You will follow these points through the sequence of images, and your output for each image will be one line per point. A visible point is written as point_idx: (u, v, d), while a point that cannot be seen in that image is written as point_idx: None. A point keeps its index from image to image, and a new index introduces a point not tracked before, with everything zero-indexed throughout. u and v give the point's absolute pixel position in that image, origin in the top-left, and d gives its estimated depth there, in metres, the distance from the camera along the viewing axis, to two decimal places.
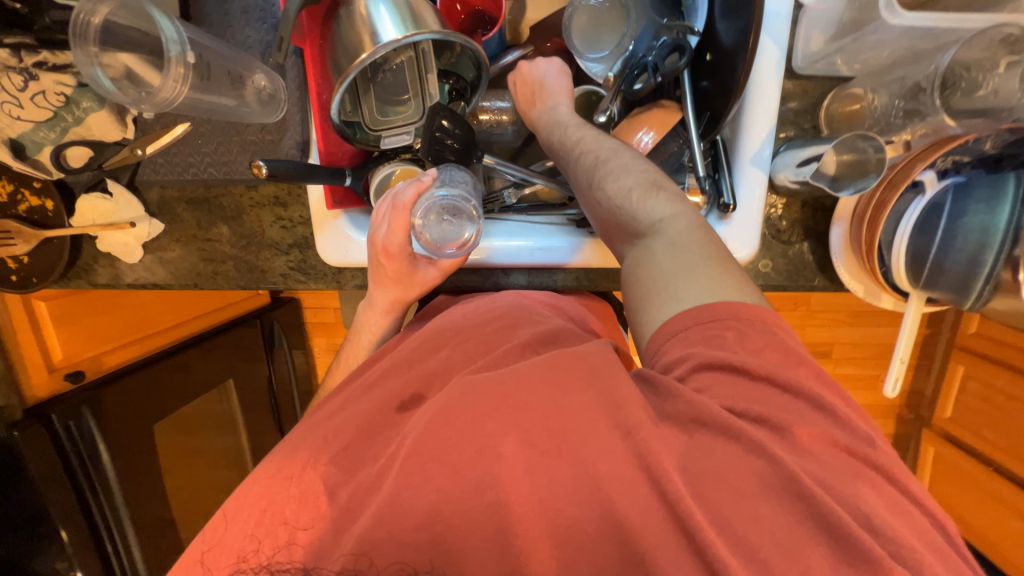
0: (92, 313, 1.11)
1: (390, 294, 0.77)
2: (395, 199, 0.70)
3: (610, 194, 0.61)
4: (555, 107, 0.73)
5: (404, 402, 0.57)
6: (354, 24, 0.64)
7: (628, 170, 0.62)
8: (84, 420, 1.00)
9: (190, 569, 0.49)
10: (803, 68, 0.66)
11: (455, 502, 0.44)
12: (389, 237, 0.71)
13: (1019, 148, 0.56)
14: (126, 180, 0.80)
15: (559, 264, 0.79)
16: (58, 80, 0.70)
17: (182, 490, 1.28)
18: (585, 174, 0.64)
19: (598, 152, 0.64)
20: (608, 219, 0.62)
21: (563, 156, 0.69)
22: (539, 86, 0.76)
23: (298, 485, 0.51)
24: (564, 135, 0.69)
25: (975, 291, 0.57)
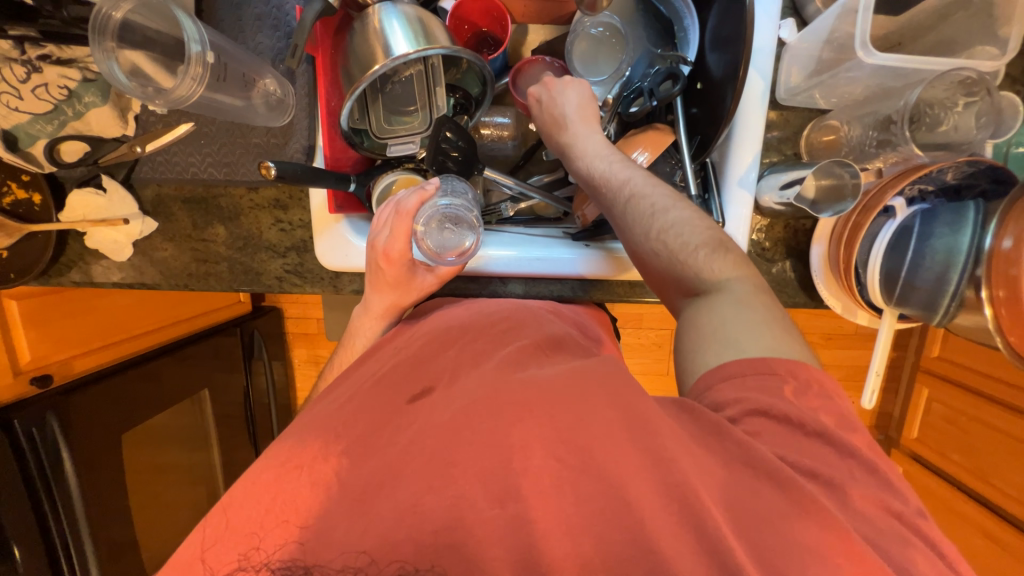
0: (67, 314, 1.07)
1: (386, 299, 0.76)
2: (399, 204, 0.72)
3: (673, 249, 0.62)
4: (596, 144, 0.72)
5: (414, 394, 0.60)
6: (367, 36, 0.66)
7: (689, 224, 0.63)
8: (49, 427, 0.95)
9: (189, 567, 0.48)
10: (786, 99, 0.72)
11: (473, 505, 0.47)
12: (391, 243, 0.72)
13: (976, 179, 0.62)
14: (122, 177, 0.79)
15: (558, 275, 0.81)
16: (61, 74, 0.71)
17: (146, 507, 1.21)
18: (644, 224, 0.64)
19: (657, 202, 0.64)
20: (666, 271, 0.63)
21: (612, 199, 0.67)
22: (572, 116, 0.74)
23: (307, 476, 0.52)
24: (614, 176, 0.68)
25: (942, 307, 0.61)
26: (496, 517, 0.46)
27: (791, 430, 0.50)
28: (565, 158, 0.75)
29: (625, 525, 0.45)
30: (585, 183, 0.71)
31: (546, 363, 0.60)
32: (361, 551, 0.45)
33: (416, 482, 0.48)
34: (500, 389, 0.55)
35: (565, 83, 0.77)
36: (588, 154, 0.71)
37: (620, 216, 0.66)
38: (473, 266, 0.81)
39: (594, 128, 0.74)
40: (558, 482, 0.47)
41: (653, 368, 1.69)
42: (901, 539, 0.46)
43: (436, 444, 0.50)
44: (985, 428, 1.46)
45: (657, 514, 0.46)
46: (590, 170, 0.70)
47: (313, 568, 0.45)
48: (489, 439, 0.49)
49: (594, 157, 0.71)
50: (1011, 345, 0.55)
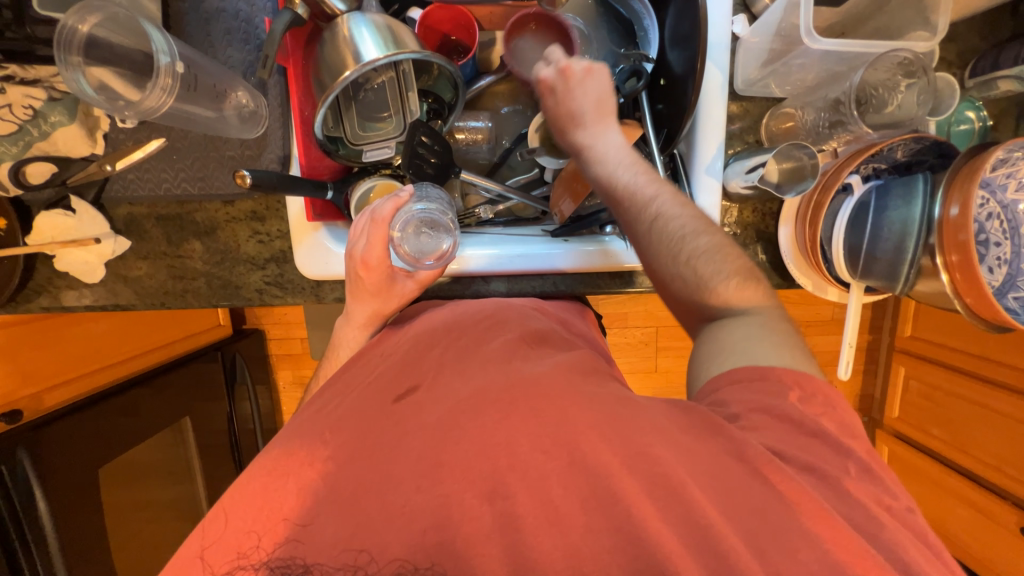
0: (39, 346, 1.03)
1: (367, 307, 0.75)
2: (374, 213, 0.72)
3: (702, 275, 0.59)
4: (617, 149, 0.66)
5: (399, 394, 0.58)
6: (337, 45, 0.68)
7: (718, 249, 0.60)
8: (19, 464, 0.91)
9: (188, 565, 0.47)
10: (744, 90, 0.75)
11: (462, 502, 0.47)
12: (369, 251, 0.71)
13: (924, 156, 0.67)
14: (92, 197, 0.78)
15: (539, 270, 0.83)
16: (26, 93, 0.70)
17: (128, 543, 1.16)
18: (672, 248, 0.59)
19: (686, 225, 0.60)
20: (689, 295, 0.60)
21: (637, 216, 0.61)
22: (591, 114, 0.66)
23: (295, 482, 0.51)
24: (639, 191, 0.62)
25: (902, 276, 0.63)
26: (485, 510, 0.47)
27: (774, 398, 0.51)
28: (578, 159, 0.68)
29: (612, 508, 0.46)
30: (603, 193, 0.64)
31: (532, 358, 0.61)
32: (355, 555, 0.45)
33: (404, 483, 0.48)
34: (487, 384, 0.55)
35: (580, 69, 0.67)
36: (608, 161, 0.65)
37: (643, 235, 0.61)
38: (459, 269, 0.82)
39: (611, 129, 0.67)
40: (545, 470, 0.48)
41: (641, 366, 1.71)
42: (872, 501, 0.48)
43: (424, 442, 0.50)
44: (960, 401, 1.51)
45: (644, 496, 0.46)
46: (612, 179, 0.63)
47: (312, 566, 0.44)
48: (477, 434, 0.50)
49: (615, 166, 0.64)
50: (968, 307, 0.59)
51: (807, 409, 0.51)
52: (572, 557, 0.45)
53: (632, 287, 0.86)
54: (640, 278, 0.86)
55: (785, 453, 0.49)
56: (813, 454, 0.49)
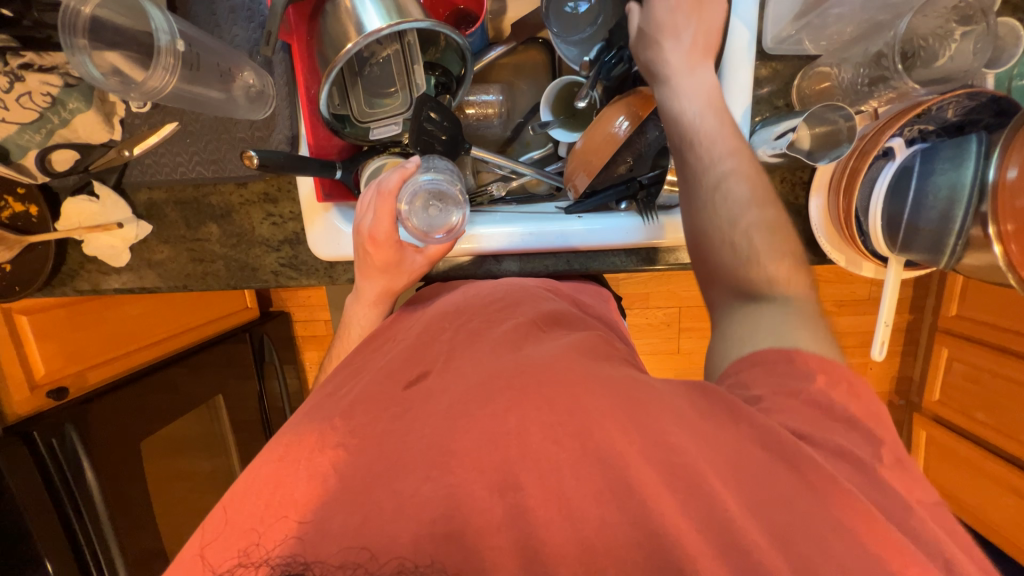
0: (79, 328, 1.09)
1: (377, 284, 0.75)
2: (380, 185, 0.70)
3: (755, 247, 0.57)
4: (704, 89, 0.63)
5: (409, 380, 0.59)
6: (339, 16, 0.66)
7: (778, 228, 0.58)
8: (68, 438, 0.97)
9: (189, 567, 0.48)
10: (773, 48, 0.69)
11: (472, 493, 0.47)
12: (376, 224, 0.70)
13: (979, 114, 0.61)
14: (114, 182, 0.80)
15: (552, 248, 0.81)
16: (44, 80, 0.70)
17: (172, 511, 1.23)
18: (726, 211, 0.58)
19: (754, 192, 0.59)
20: (734, 264, 0.58)
21: (707, 167, 0.60)
22: (693, 51, 0.64)
23: (305, 469, 0.51)
24: (713, 146, 0.60)
25: (948, 249, 0.57)
26: (496, 504, 0.46)
27: (809, 400, 0.49)
28: (663, 84, 0.64)
29: (628, 500, 0.45)
30: (677, 128, 0.63)
31: (541, 343, 0.59)
32: (361, 547, 0.44)
33: (412, 474, 0.48)
34: (495, 368, 0.54)
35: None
36: (694, 98, 0.62)
37: (703, 189, 0.60)
38: (477, 249, 0.81)
39: (705, 67, 0.64)
40: (557, 461, 0.47)
41: (664, 348, 1.68)
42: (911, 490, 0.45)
43: (435, 429, 0.51)
44: (1010, 383, 1.42)
45: (657, 485, 0.45)
46: (694, 118, 0.62)
47: (312, 564, 0.44)
48: (485, 422, 0.49)
49: (697, 107, 0.62)
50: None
51: (836, 381, 0.49)
52: (579, 546, 0.44)
53: (650, 265, 0.83)
54: (662, 255, 0.82)
55: (817, 433, 0.47)
56: (837, 447, 0.47)
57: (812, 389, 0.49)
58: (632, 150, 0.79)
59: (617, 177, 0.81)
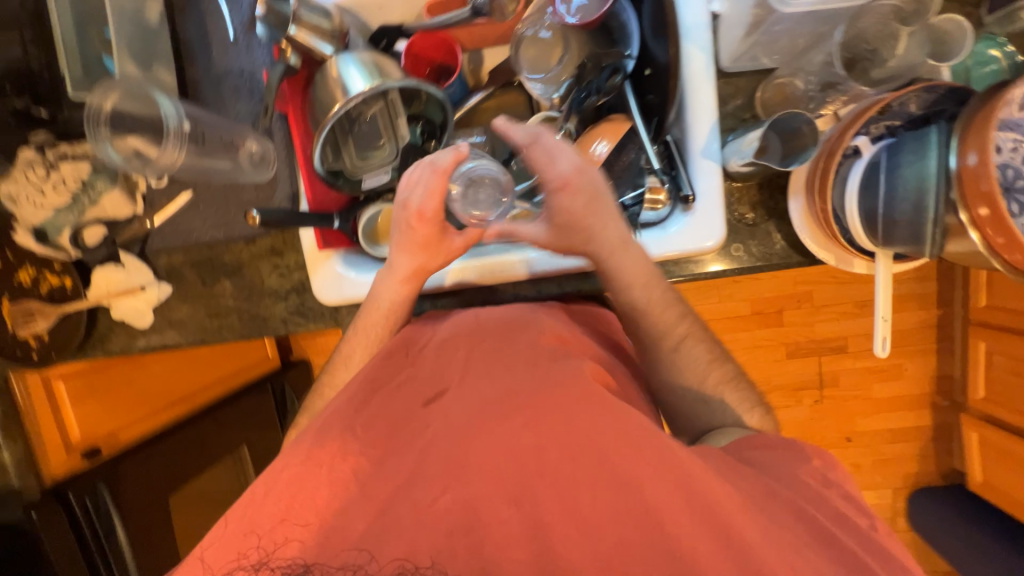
0: (110, 387, 1.17)
1: (412, 261, 0.74)
2: (434, 162, 0.70)
3: (727, 403, 0.71)
4: (639, 261, 0.72)
5: (429, 397, 0.65)
6: (327, 83, 0.73)
7: (738, 380, 0.73)
8: (100, 496, 1.01)
9: (190, 566, 0.52)
10: (731, 66, 0.73)
11: (490, 503, 0.53)
12: (426, 202, 0.70)
13: (942, 105, 0.62)
14: (138, 251, 0.87)
15: (545, 273, 0.80)
16: (75, 168, 0.81)
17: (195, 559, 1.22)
18: (691, 374, 0.72)
19: (710, 352, 0.73)
20: (715, 417, 0.70)
21: (666, 332, 0.73)
22: (610, 244, 0.71)
23: (328, 473, 0.57)
24: (659, 325, 0.73)
25: (928, 237, 0.57)
26: (512, 517, 0.52)
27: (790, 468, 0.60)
28: (606, 262, 0.72)
29: (631, 493, 0.51)
30: (628, 300, 0.73)
31: (536, 367, 0.61)
32: (361, 549, 0.51)
33: (432, 484, 0.54)
34: (513, 387, 0.59)
35: (575, 172, 0.70)
36: (634, 273, 0.72)
37: (665, 357, 0.73)
38: (485, 278, 0.81)
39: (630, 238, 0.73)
40: (572, 479, 0.52)
41: None
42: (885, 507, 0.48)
43: (450, 445, 0.56)
44: None
45: (651, 477, 0.51)
46: (642, 291, 0.72)
47: (312, 565, 0.50)
48: (489, 438, 0.55)
49: (635, 286, 0.72)
50: (1011, 264, 0.52)
51: None
52: None
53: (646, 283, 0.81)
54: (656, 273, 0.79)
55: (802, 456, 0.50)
56: (833, 498, 0.54)
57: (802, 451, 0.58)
58: (612, 172, 0.81)
59: None
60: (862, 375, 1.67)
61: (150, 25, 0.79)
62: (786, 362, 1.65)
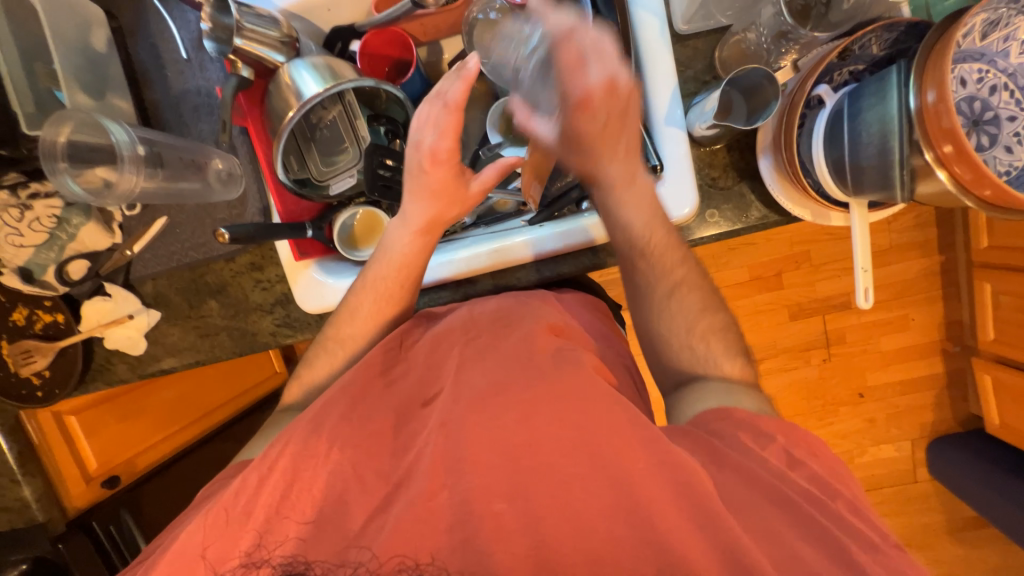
0: (122, 418, 1.16)
1: (426, 208, 0.72)
2: (442, 96, 0.65)
3: (711, 351, 0.67)
4: (643, 197, 0.68)
5: (427, 399, 0.64)
6: (283, 91, 0.74)
7: (726, 330, 0.69)
8: (124, 522, 1.08)
9: (191, 564, 0.53)
10: (686, 28, 0.71)
11: (485, 500, 0.52)
12: (439, 141, 0.67)
13: (906, 43, 0.60)
14: (122, 280, 0.88)
15: (557, 252, 0.81)
16: (48, 205, 0.82)
17: None
18: (688, 323, 0.69)
19: (703, 300, 0.69)
20: (692, 363, 0.68)
21: (662, 277, 0.70)
22: (619, 179, 0.67)
23: (325, 478, 0.57)
24: (658, 264, 0.70)
25: (896, 180, 0.54)
26: (509, 512, 0.51)
27: (773, 443, 0.55)
28: (607, 192, 0.68)
29: (620, 488, 0.51)
30: (626, 238, 0.69)
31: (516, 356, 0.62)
32: (365, 546, 0.51)
33: (431, 479, 0.53)
34: (503, 378, 0.59)
35: (602, 88, 0.60)
36: (637, 210, 0.68)
37: (659, 299, 0.70)
38: (461, 272, 0.83)
39: (641, 170, 0.68)
40: (571, 474, 0.52)
41: None
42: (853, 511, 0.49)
43: (443, 442, 0.55)
44: None
45: (642, 472, 0.51)
46: (643, 231, 0.68)
47: (312, 564, 0.51)
48: (480, 432, 0.55)
49: (637, 221, 0.68)
50: (985, 199, 0.52)
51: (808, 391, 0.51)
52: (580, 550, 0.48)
53: None
54: None
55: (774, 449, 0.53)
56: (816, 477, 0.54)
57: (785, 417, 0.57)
58: None
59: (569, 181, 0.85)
60: (869, 329, 1.65)
61: (97, 52, 0.78)
62: (789, 324, 1.63)
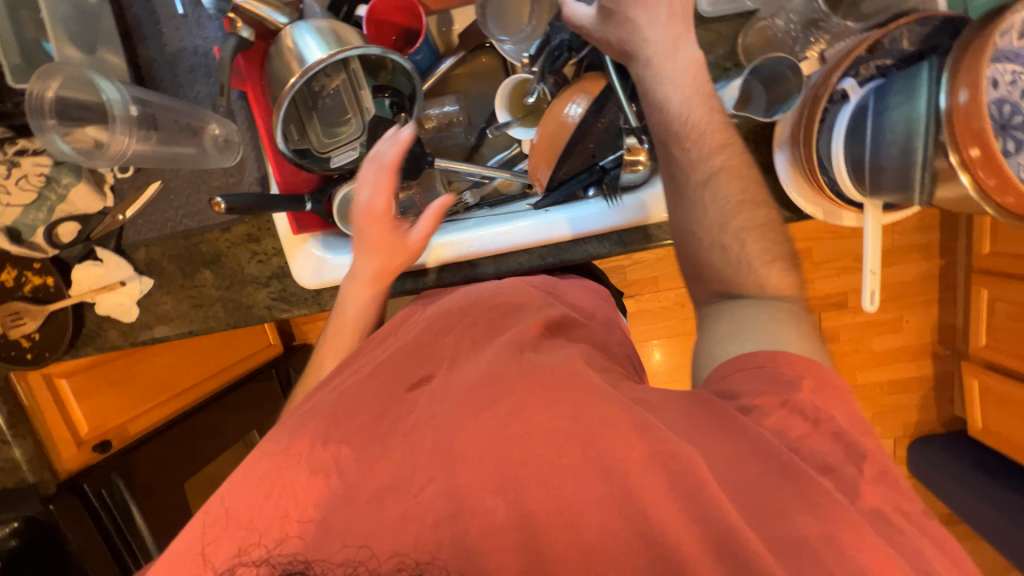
0: (114, 385, 1.16)
1: (372, 263, 0.75)
2: (377, 160, 0.73)
3: (746, 251, 0.60)
4: (687, 66, 0.62)
5: (413, 381, 0.62)
6: (284, 56, 0.70)
7: (766, 228, 0.61)
8: (115, 486, 1.05)
9: (192, 563, 0.49)
10: (710, 11, 0.68)
11: (477, 496, 0.47)
12: (374, 199, 0.73)
13: (936, 39, 0.58)
14: (113, 245, 0.86)
15: (581, 233, 0.80)
16: (36, 162, 0.79)
17: None
18: (721, 217, 0.61)
19: (745, 191, 0.61)
20: (723, 265, 0.61)
21: (700, 163, 0.62)
22: (660, 44, 0.61)
23: (308, 467, 0.52)
24: (698, 146, 0.62)
25: (916, 183, 0.54)
26: (499, 506, 0.47)
27: (796, 411, 0.49)
28: (648, 65, 0.62)
29: (612, 478, 0.46)
30: (663, 121, 0.62)
31: (518, 345, 0.60)
32: (361, 545, 0.46)
33: (418, 473, 0.49)
34: (497, 369, 0.56)
35: None
36: (678, 85, 0.62)
37: (693, 189, 0.62)
38: (464, 254, 0.83)
39: (684, 40, 0.62)
40: (560, 467, 0.47)
41: (681, 329, 1.65)
42: (886, 502, 0.45)
43: (436, 431, 0.52)
44: None
45: (638, 464, 0.46)
46: (683, 109, 0.61)
47: (313, 563, 0.46)
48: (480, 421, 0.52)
49: (678, 97, 0.61)
50: (1006, 208, 0.49)
51: (822, 402, 0.50)
52: (582, 550, 0.45)
53: (645, 244, 0.81)
54: (636, 237, 0.81)
55: (805, 451, 0.47)
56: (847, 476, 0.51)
57: (799, 397, 0.50)
58: (591, 137, 0.79)
59: (580, 166, 0.81)
60: (864, 328, 1.66)
61: (89, 4, 0.74)
62: None
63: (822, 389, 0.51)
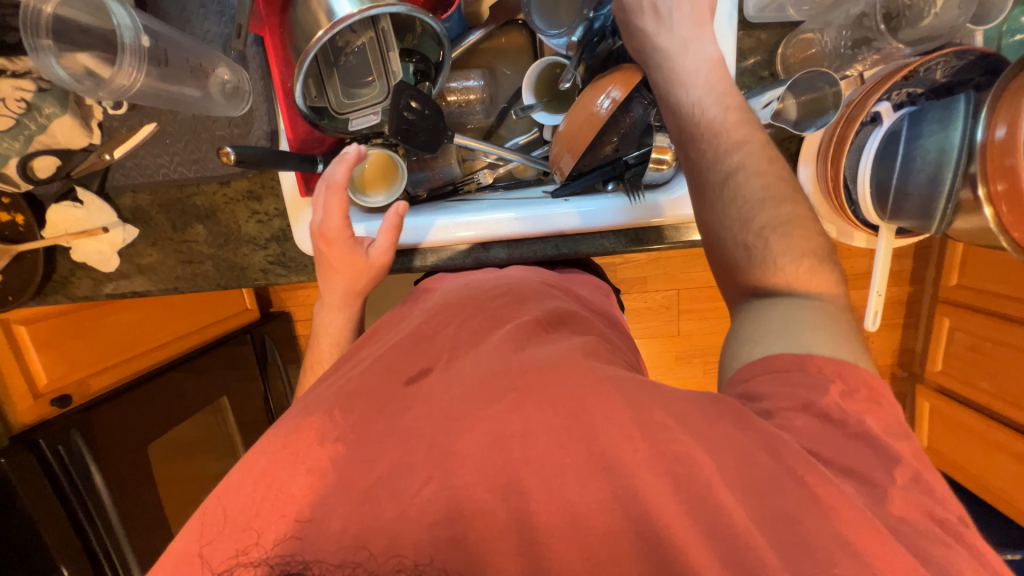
0: (81, 335, 1.09)
1: (339, 286, 0.74)
2: (327, 181, 0.71)
3: (771, 250, 0.58)
4: (703, 67, 0.63)
5: (411, 375, 0.56)
6: (310, 4, 0.65)
7: (794, 227, 0.58)
8: (74, 444, 0.98)
9: (189, 566, 0.44)
10: (755, 16, 0.68)
11: (474, 497, 0.44)
12: (326, 221, 0.70)
13: (967, 75, 0.60)
14: (97, 187, 0.79)
15: (599, 225, 0.80)
16: (16, 85, 0.70)
17: (174, 488, 1.23)
18: (743, 214, 0.59)
19: (767, 187, 0.59)
20: (746, 265, 0.59)
21: (718, 160, 0.60)
22: (673, 45, 0.64)
23: (304, 461, 0.48)
24: (717, 141, 0.60)
25: (938, 213, 0.56)
26: (498, 504, 0.44)
27: (820, 418, 0.48)
28: (659, 68, 0.65)
29: (618, 481, 0.44)
30: (677, 121, 0.63)
31: (531, 338, 0.59)
32: (360, 545, 0.42)
33: (415, 473, 0.45)
34: (502, 364, 0.53)
35: None
36: (694, 85, 0.63)
37: (713, 186, 0.60)
38: (481, 235, 0.81)
39: (700, 43, 0.64)
40: (563, 465, 0.45)
41: (662, 330, 1.69)
42: (913, 518, 0.45)
43: (435, 426, 0.48)
44: (1013, 352, 1.40)
45: (642, 463, 0.45)
46: (695, 108, 0.62)
47: (312, 564, 0.42)
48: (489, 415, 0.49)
49: (694, 96, 0.62)
50: (1016, 243, 0.50)
51: (850, 406, 0.48)
52: (588, 560, 0.42)
53: (653, 244, 0.81)
54: (652, 236, 0.81)
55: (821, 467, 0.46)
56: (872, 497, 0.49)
57: (824, 401, 0.48)
58: (618, 130, 0.78)
59: (604, 157, 0.81)
60: None
61: None
62: None
63: (852, 392, 0.49)
